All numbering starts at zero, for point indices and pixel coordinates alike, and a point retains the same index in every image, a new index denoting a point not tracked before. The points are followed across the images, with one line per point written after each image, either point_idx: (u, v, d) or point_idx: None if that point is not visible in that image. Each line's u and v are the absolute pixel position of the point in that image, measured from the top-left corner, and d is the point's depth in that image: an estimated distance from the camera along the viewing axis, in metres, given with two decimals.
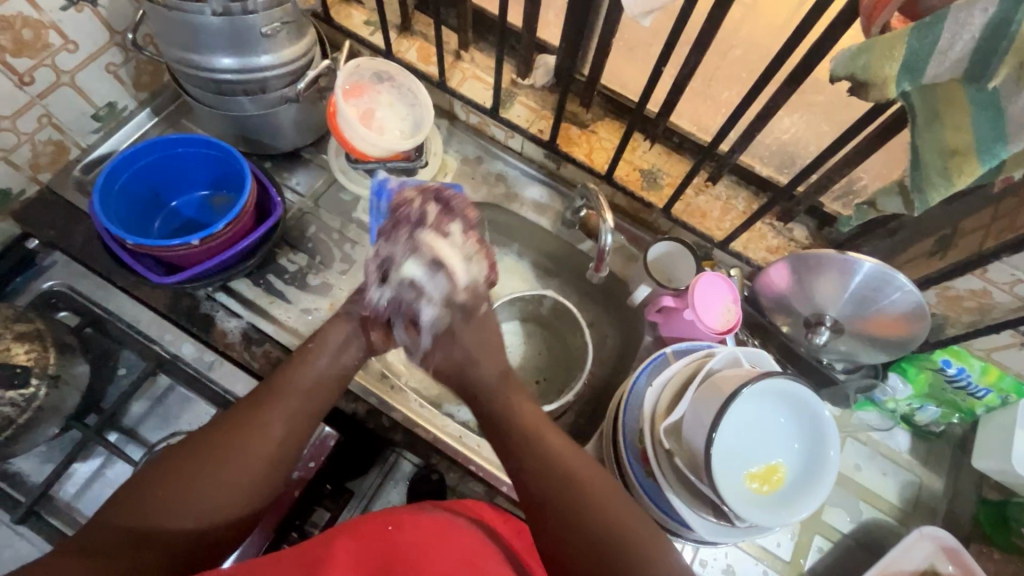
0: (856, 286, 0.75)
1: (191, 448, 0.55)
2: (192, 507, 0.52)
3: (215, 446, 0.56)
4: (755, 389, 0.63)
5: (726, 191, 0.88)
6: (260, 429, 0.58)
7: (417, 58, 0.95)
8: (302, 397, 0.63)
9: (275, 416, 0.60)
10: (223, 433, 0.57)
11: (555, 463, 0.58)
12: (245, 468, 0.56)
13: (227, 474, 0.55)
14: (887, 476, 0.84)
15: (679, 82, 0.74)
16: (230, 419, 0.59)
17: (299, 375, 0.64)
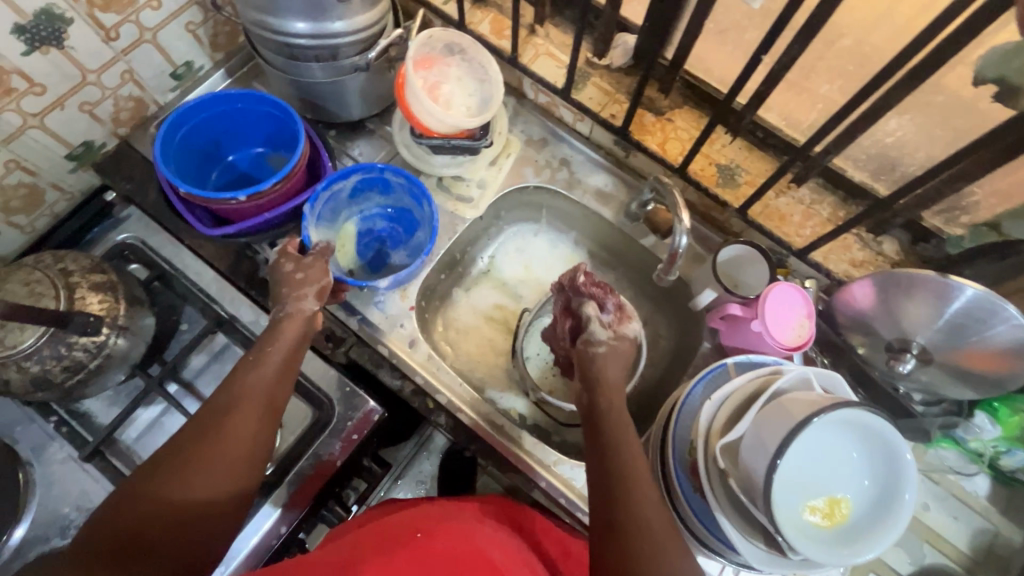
0: (953, 313, 0.68)
1: (166, 458, 0.54)
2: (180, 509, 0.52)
3: (190, 450, 0.55)
4: (829, 418, 0.58)
5: (811, 195, 0.81)
6: (232, 424, 0.57)
7: (490, 30, 0.91)
8: (264, 391, 0.61)
9: (247, 410, 0.59)
10: (195, 437, 0.56)
11: (641, 508, 0.54)
12: (224, 463, 0.55)
13: (206, 471, 0.54)
14: (957, 520, 0.78)
15: (776, 73, 0.68)
16: (202, 423, 0.57)
17: (259, 370, 0.62)
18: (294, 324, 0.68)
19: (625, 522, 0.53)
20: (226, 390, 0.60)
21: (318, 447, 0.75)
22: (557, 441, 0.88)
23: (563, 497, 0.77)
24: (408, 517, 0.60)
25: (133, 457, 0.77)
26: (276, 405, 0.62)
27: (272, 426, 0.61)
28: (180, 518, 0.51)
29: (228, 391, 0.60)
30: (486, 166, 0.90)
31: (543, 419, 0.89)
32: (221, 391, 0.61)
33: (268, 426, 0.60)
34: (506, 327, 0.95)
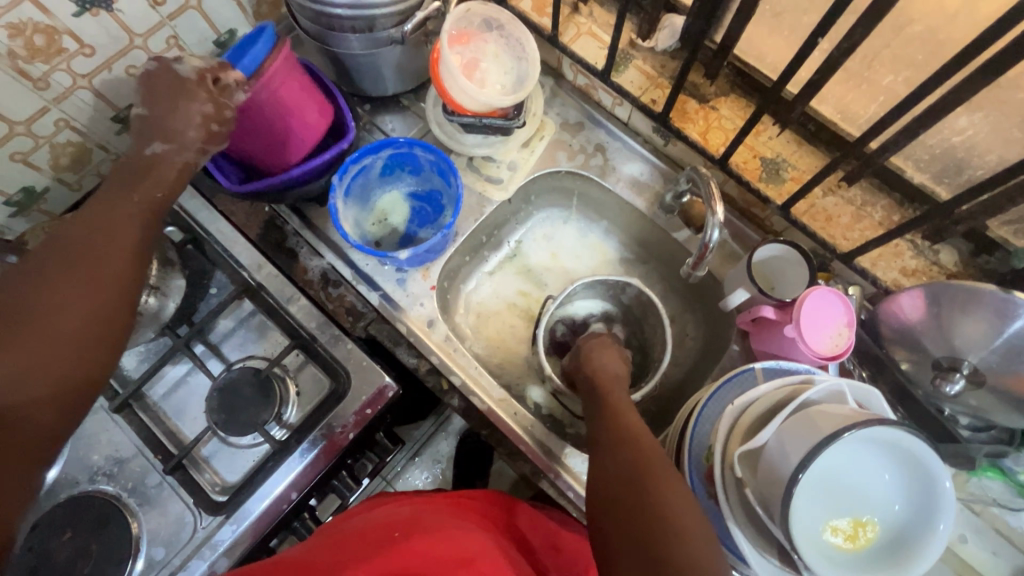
0: (1014, 333, 0.62)
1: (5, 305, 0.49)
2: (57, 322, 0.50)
3: (36, 294, 0.50)
4: (859, 434, 0.54)
5: (862, 196, 0.76)
6: (88, 261, 0.53)
7: (531, 7, 0.88)
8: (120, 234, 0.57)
9: (105, 256, 0.55)
10: (41, 280, 0.51)
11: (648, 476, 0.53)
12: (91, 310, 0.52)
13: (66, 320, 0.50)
14: (998, 557, 0.72)
15: (835, 60, 0.62)
16: (36, 269, 0.51)
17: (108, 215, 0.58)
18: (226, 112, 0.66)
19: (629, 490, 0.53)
20: (70, 232, 0.55)
21: (333, 420, 0.76)
22: (570, 434, 0.86)
23: (571, 490, 0.75)
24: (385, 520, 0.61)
25: (159, 413, 0.80)
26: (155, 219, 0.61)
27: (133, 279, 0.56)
28: (28, 375, 0.47)
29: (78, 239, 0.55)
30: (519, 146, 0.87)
31: (559, 410, 0.87)
32: (52, 242, 0.54)
33: (127, 281, 0.56)
34: (528, 313, 0.94)
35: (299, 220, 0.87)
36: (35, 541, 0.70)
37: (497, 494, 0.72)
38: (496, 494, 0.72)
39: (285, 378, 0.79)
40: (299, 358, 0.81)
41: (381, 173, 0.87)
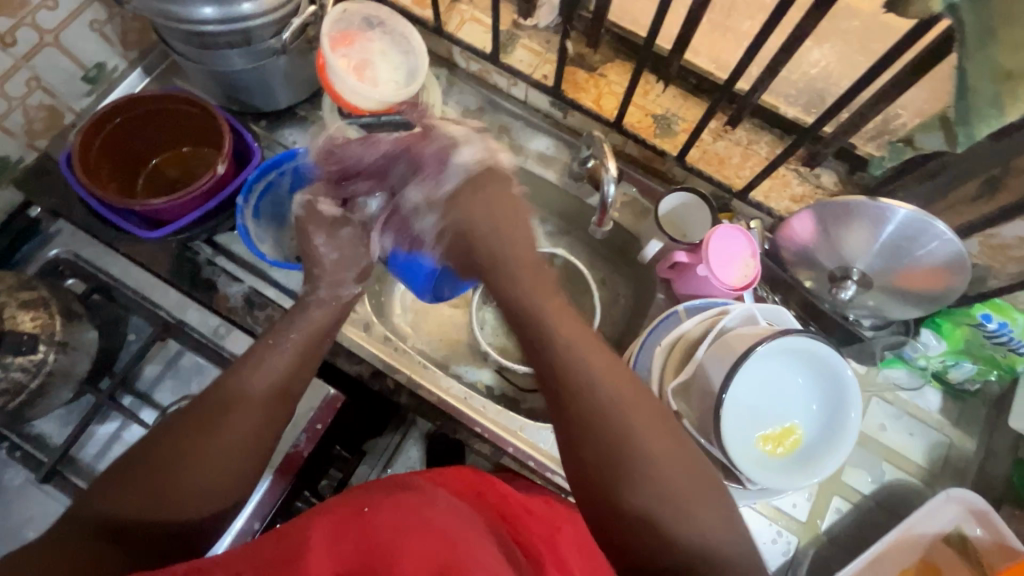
0: (889, 236, 0.69)
1: (151, 455, 0.52)
2: (203, 472, 0.53)
3: (195, 451, 0.53)
4: (769, 348, 0.60)
5: (748, 136, 0.81)
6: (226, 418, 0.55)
7: (412, 1, 0.89)
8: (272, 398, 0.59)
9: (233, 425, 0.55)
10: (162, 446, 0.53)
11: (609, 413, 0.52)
12: (224, 465, 0.54)
13: (200, 474, 0.52)
14: (914, 437, 0.80)
15: (693, 13, 0.67)
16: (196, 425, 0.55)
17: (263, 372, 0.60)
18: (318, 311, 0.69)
19: (583, 426, 0.52)
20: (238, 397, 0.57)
21: (284, 443, 0.74)
22: (525, 409, 0.88)
23: (531, 459, 0.78)
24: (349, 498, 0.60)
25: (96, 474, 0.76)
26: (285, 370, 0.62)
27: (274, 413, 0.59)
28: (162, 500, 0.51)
29: (239, 402, 0.57)
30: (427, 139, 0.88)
31: (509, 388, 0.90)
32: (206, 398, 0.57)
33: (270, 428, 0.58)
34: (464, 301, 0.95)
35: (211, 248, 0.84)
36: None
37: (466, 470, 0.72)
38: (464, 468, 0.72)
39: None
40: None
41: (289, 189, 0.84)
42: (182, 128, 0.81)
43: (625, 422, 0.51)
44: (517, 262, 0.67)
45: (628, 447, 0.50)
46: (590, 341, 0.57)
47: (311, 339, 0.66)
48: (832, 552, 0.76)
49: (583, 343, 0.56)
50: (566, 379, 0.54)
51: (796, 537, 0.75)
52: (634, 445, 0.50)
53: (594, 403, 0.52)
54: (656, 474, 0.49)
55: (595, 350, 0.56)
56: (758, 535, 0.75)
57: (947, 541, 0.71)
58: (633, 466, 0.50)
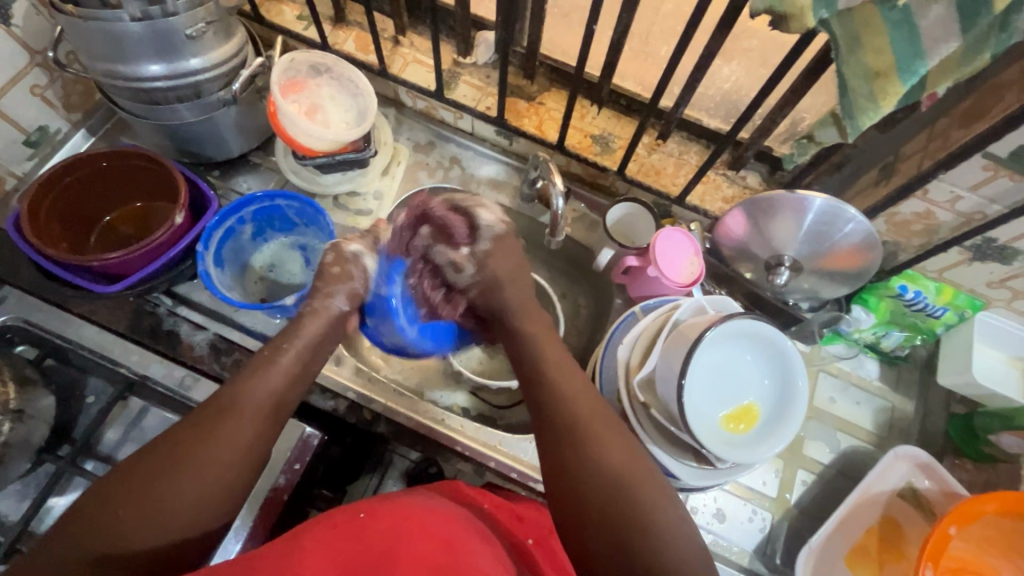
0: (810, 223, 0.77)
1: (140, 466, 0.53)
2: (196, 479, 0.53)
3: (188, 456, 0.54)
4: (718, 332, 0.65)
5: (678, 147, 0.89)
6: (225, 425, 0.58)
7: (355, 47, 0.94)
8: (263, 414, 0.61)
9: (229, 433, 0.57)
10: (164, 450, 0.54)
11: (579, 423, 0.60)
12: (203, 483, 0.54)
13: (181, 487, 0.52)
14: (861, 405, 0.87)
15: (616, 42, 0.74)
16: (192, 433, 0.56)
17: (255, 389, 0.61)
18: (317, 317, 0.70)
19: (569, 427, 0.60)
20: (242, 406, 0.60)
21: (263, 483, 0.72)
22: (502, 425, 0.90)
23: (514, 471, 0.80)
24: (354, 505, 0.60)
25: None
26: (289, 393, 0.65)
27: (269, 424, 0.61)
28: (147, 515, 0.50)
29: (229, 417, 0.58)
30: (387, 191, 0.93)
31: (485, 407, 0.92)
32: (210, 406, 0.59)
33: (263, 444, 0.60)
34: None
35: (172, 299, 0.85)
36: None
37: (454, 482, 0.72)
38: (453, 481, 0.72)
39: None
40: None
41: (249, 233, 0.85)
42: (133, 183, 0.81)
43: (580, 422, 0.60)
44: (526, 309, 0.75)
45: (589, 443, 0.58)
46: (569, 374, 0.66)
47: (306, 359, 0.68)
48: (804, 523, 0.80)
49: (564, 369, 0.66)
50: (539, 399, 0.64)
51: (770, 513, 0.80)
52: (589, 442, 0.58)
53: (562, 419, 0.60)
54: (600, 464, 0.56)
55: (570, 380, 0.65)
56: (735, 516, 0.79)
57: (902, 495, 0.77)
58: (582, 458, 0.57)
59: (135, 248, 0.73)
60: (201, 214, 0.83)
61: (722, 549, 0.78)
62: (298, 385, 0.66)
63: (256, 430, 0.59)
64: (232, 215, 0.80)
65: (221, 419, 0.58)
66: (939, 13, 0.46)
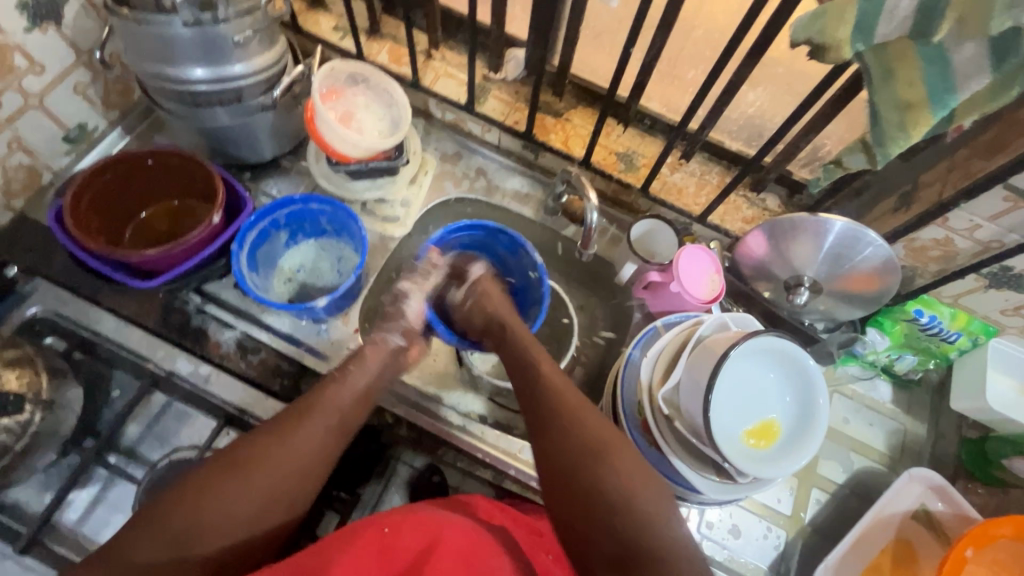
0: (830, 245, 0.79)
1: (223, 466, 0.56)
2: (258, 485, 0.56)
3: (258, 459, 0.57)
4: (743, 348, 0.66)
5: (700, 167, 0.92)
6: (297, 434, 0.59)
7: (389, 59, 0.97)
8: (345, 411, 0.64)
9: (301, 442, 0.59)
10: (241, 450, 0.57)
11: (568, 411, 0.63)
12: (290, 478, 0.57)
13: (242, 498, 0.55)
14: (874, 426, 0.88)
15: (647, 64, 0.77)
16: (264, 436, 0.59)
17: (340, 395, 0.64)
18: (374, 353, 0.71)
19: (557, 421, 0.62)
20: (314, 422, 0.61)
21: None
22: None
23: (533, 479, 0.81)
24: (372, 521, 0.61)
25: (78, 539, 0.73)
26: (351, 420, 0.64)
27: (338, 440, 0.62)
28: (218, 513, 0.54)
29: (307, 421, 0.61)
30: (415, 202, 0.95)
31: None
32: (289, 413, 0.61)
33: (325, 458, 0.60)
34: None
35: (201, 297, 0.84)
36: None
37: (464, 497, 0.71)
38: (461, 496, 0.72)
39: None
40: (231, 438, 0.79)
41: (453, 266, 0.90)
42: (171, 181, 0.83)
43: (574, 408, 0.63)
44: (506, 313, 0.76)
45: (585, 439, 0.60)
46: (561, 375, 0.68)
47: (375, 384, 0.68)
48: (817, 541, 0.81)
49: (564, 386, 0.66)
50: (548, 429, 0.63)
51: (784, 530, 0.81)
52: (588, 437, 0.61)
53: (573, 442, 0.60)
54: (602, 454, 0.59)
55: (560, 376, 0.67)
56: (750, 532, 0.80)
57: (915, 517, 0.78)
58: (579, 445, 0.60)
59: (175, 245, 0.75)
60: (235, 216, 0.85)
61: (737, 565, 0.78)
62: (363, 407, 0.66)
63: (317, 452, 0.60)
64: (267, 218, 0.82)
65: (302, 418, 0.61)
66: (972, 50, 0.48)
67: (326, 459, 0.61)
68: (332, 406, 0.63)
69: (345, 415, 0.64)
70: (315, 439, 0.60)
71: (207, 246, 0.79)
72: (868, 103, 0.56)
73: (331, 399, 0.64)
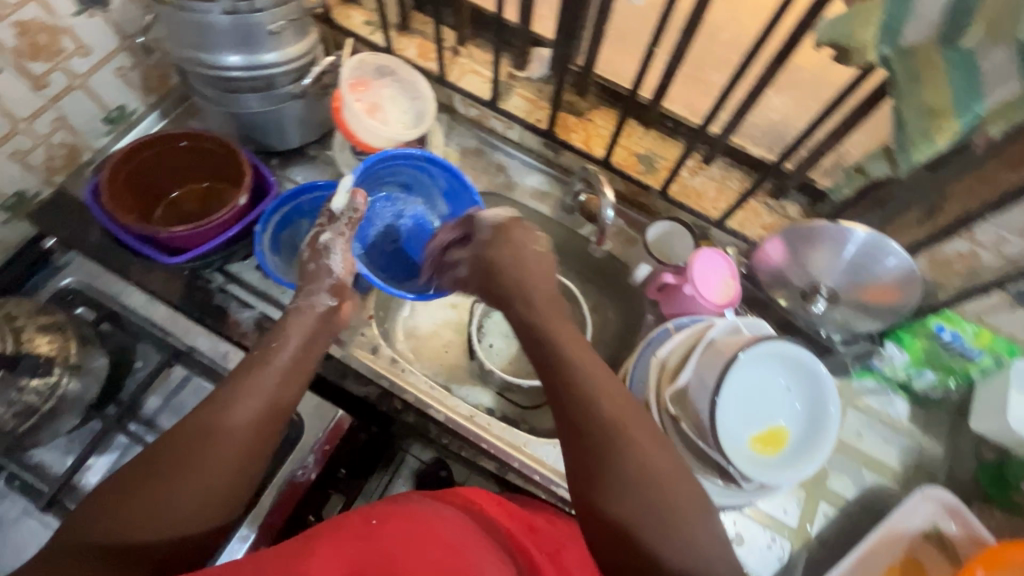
0: (851, 254, 0.78)
1: (137, 476, 0.51)
2: (188, 487, 0.52)
3: (184, 460, 0.53)
4: (756, 353, 0.66)
5: (721, 172, 0.91)
6: (219, 427, 0.55)
7: (416, 54, 0.98)
8: (273, 396, 0.60)
9: (226, 433, 0.55)
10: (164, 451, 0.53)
11: (612, 427, 0.54)
12: (224, 475, 0.54)
13: (172, 504, 0.51)
14: (888, 443, 0.86)
15: (671, 65, 0.77)
16: (183, 434, 0.55)
17: (263, 377, 0.60)
18: (296, 327, 0.67)
19: (598, 433, 0.54)
20: (238, 410, 0.57)
21: (290, 467, 0.74)
22: (525, 429, 0.92)
23: (536, 473, 0.81)
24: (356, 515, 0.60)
25: None
26: (280, 404, 0.60)
27: (268, 429, 0.59)
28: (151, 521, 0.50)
29: (225, 413, 0.56)
30: None
31: (509, 409, 0.94)
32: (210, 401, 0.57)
33: (255, 451, 0.57)
34: (462, 327, 0.99)
35: (223, 276, 0.88)
36: None
37: (463, 491, 0.72)
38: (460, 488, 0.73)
39: None
40: None
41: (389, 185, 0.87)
42: (202, 164, 0.86)
43: (608, 418, 0.55)
44: (540, 295, 0.68)
45: (633, 455, 0.52)
46: (594, 358, 0.60)
47: (300, 360, 0.65)
48: (822, 555, 0.80)
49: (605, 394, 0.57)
50: (585, 438, 0.55)
51: (788, 542, 0.79)
52: (625, 436, 0.54)
53: (598, 442, 0.54)
54: (644, 477, 0.52)
55: (605, 373, 0.58)
56: (754, 541, 0.79)
57: (927, 537, 0.76)
58: (620, 462, 0.52)
59: (200, 224, 0.77)
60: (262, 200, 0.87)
61: None
62: (293, 386, 0.62)
63: (246, 443, 0.56)
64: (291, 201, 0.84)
65: (226, 407, 0.57)
66: (1002, 56, 0.47)
67: (257, 454, 0.57)
68: (255, 390, 0.59)
69: (274, 399, 0.60)
70: (242, 430, 0.56)
71: (233, 226, 0.82)
72: (893, 111, 0.55)
73: (256, 381, 0.60)
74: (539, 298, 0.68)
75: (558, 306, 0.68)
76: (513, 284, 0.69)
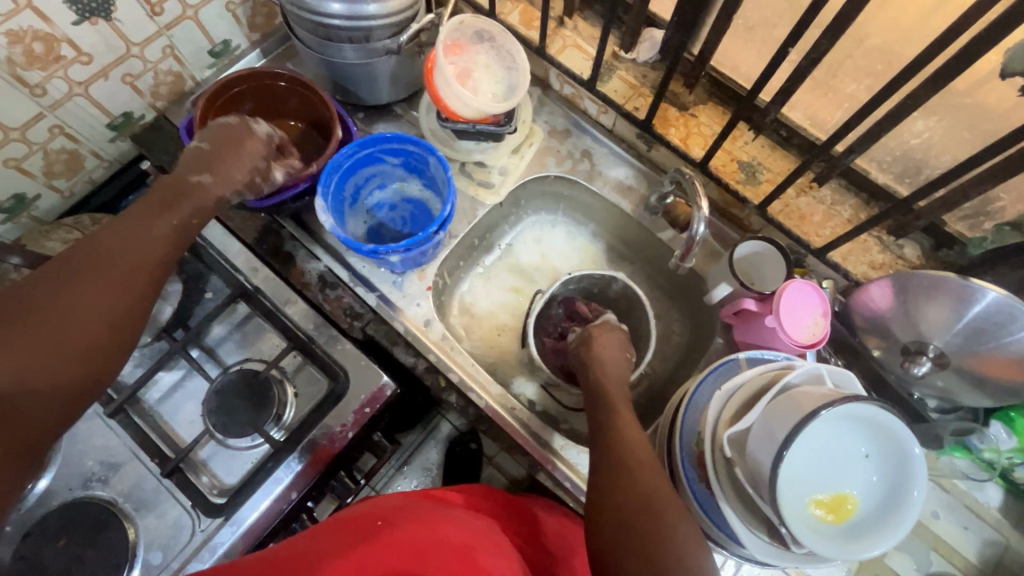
0: (974, 316, 0.67)
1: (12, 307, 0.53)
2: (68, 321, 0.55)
3: (59, 299, 0.55)
4: (838, 411, 0.58)
5: (832, 196, 0.81)
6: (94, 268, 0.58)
7: (519, 20, 0.93)
8: (146, 250, 0.63)
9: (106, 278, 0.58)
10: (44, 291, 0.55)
11: (616, 441, 0.65)
12: (102, 312, 0.57)
13: (53, 335, 0.54)
14: (968, 531, 0.78)
15: (802, 68, 0.67)
16: (59, 274, 0.57)
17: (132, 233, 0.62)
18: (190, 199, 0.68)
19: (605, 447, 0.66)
20: (113, 257, 0.60)
21: (318, 430, 0.77)
22: (564, 429, 0.89)
23: (568, 481, 0.78)
24: (370, 509, 0.68)
25: (153, 416, 0.81)
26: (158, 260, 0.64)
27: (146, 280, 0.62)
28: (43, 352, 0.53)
29: (102, 254, 0.59)
30: (516, 175, 0.92)
31: (551, 405, 0.90)
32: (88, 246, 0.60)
33: (130, 296, 0.60)
34: (518, 311, 0.97)
35: (295, 224, 0.88)
36: (26, 551, 0.70)
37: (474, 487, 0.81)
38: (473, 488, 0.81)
39: (283, 381, 0.81)
40: (297, 359, 0.83)
41: (394, 174, 0.91)
42: (294, 105, 0.86)
43: (622, 435, 0.66)
44: (604, 344, 0.80)
45: (625, 462, 0.62)
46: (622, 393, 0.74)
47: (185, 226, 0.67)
48: None
49: (632, 439, 0.66)
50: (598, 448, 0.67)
51: None
52: (624, 450, 0.64)
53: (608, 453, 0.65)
54: (630, 476, 0.61)
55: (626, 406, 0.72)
56: None
57: None
58: (613, 462, 0.63)
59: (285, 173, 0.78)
60: None
61: None
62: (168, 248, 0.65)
63: (125, 290, 0.59)
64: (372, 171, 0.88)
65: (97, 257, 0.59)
66: None
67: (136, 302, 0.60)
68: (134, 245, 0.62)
69: (148, 255, 0.63)
70: (121, 276, 0.59)
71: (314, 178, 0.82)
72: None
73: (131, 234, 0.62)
74: (602, 351, 0.79)
75: (620, 353, 0.80)
76: (591, 363, 0.78)
